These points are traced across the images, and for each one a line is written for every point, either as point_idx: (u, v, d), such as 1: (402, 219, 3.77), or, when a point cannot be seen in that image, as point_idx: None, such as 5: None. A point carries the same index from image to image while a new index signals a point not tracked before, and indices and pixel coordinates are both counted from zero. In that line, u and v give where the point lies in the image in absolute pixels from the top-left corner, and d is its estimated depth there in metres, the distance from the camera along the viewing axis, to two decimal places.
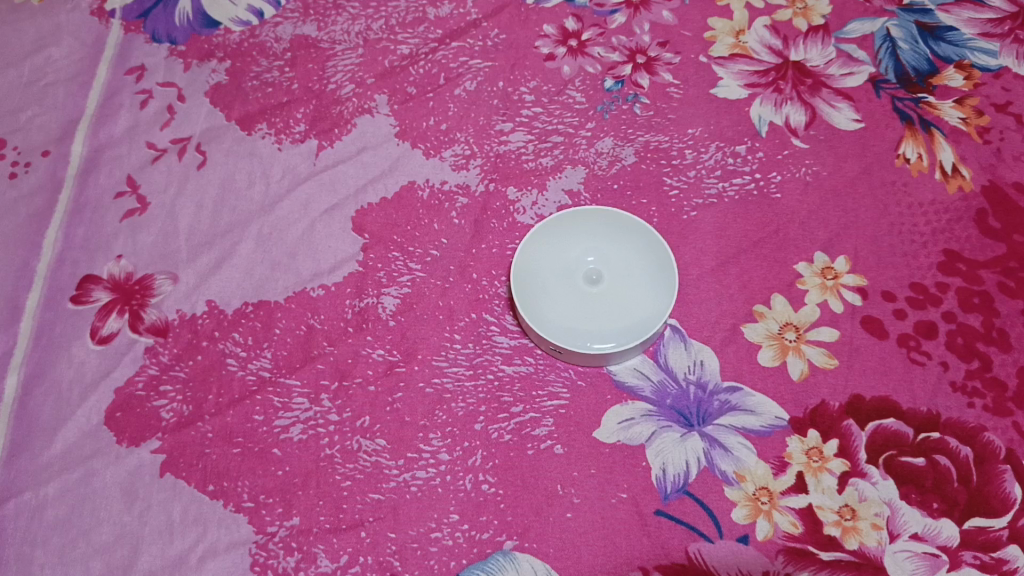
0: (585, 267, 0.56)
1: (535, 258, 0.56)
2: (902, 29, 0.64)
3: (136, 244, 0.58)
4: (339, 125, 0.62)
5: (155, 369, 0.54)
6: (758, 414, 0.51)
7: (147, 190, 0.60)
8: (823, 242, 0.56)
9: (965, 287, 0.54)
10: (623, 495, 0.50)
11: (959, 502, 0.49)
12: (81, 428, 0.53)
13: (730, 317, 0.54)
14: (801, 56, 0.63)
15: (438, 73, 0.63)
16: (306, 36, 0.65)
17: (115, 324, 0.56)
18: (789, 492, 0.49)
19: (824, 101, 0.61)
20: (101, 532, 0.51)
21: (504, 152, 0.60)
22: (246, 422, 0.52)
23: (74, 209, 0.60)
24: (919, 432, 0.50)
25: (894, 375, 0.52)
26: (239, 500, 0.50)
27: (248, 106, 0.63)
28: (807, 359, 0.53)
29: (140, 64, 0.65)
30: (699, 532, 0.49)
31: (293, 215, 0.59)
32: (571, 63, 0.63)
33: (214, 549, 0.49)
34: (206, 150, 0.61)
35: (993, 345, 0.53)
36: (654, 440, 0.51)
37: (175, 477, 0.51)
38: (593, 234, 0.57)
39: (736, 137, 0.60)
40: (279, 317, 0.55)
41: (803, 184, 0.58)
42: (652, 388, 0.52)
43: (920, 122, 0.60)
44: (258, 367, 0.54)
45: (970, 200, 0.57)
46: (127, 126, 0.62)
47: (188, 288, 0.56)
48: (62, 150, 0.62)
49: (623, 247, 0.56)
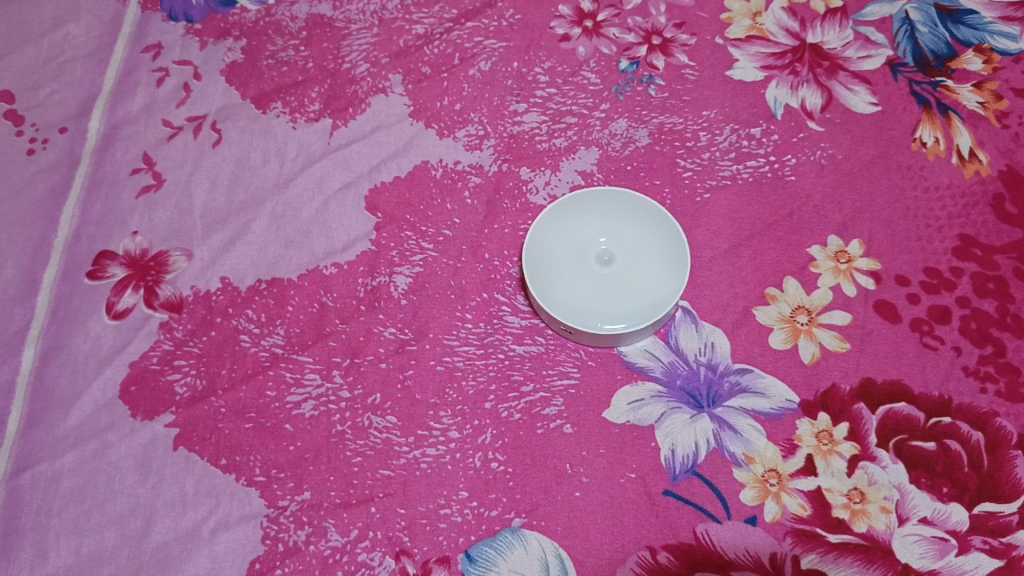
0: (596, 248, 0.57)
1: (547, 239, 0.56)
2: (922, 12, 0.63)
3: (151, 221, 0.59)
4: (354, 104, 0.62)
5: (169, 344, 0.55)
6: (769, 396, 0.51)
7: (162, 167, 0.61)
8: (837, 225, 0.56)
9: (980, 272, 0.54)
10: (632, 475, 0.50)
11: (969, 487, 0.49)
12: (97, 401, 0.54)
13: (742, 300, 0.54)
14: (819, 38, 0.62)
15: (453, 53, 0.63)
16: (321, 15, 0.65)
17: (130, 299, 0.56)
18: (798, 475, 0.49)
19: (841, 84, 0.60)
20: (115, 504, 0.51)
21: (518, 132, 0.60)
22: (258, 398, 0.53)
23: (90, 185, 0.60)
24: (931, 417, 0.50)
25: (906, 359, 0.52)
26: (251, 474, 0.51)
27: (263, 84, 0.63)
28: (819, 342, 0.52)
29: (157, 42, 0.65)
30: (707, 512, 0.49)
31: (308, 193, 0.59)
32: (587, 44, 0.63)
33: (225, 521, 0.50)
34: (222, 128, 0.61)
35: (1007, 331, 0.52)
36: (663, 421, 0.51)
37: (189, 450, 0.52)
38: (605, 215, 0.57)
39: (751, 119, 0.59)
40: (292, 294, 0.55)
41: (818, 166, 0.58)
42: (662, 369, 0.52)
43: (937, 105, 0.60)
44: (271, 343, 0.54)
45: (987, 184, 0.57)
46: (144, 103, 0.63)
47: (203, 264, 0.57)
48: (79, 126, 0.62)
49: (635, 228, 0.56)
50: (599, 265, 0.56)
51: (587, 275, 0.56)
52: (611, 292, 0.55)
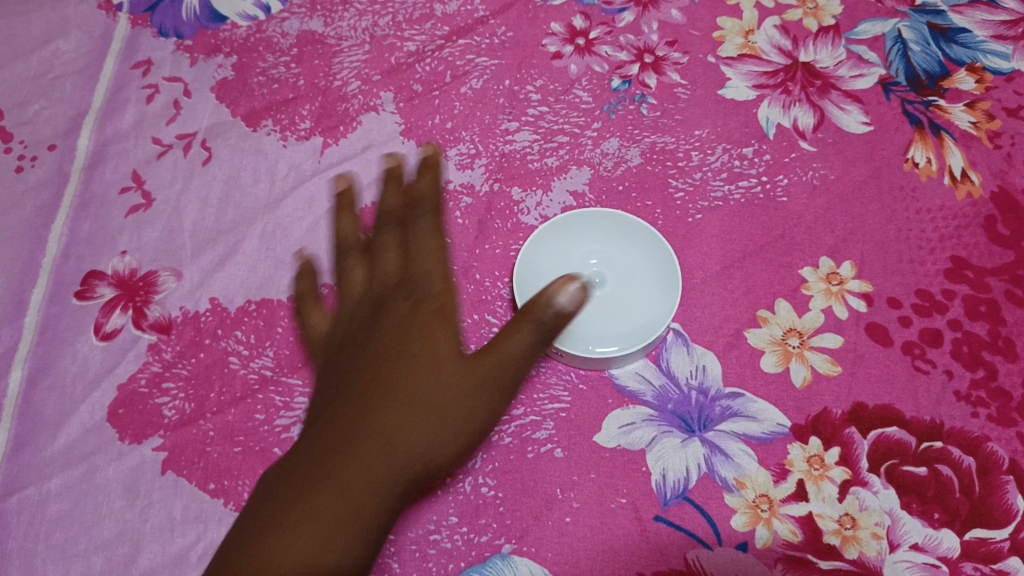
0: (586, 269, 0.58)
1: (540, 258, 0.57)
2: (914, 31, 0.63)
3: (140, 240, 0.58)
4: (345, 122, 0.61)
5: (158, 366, 0.54)
6: (760, 421, 0.51)
7: (152, 186, 0.60)
8: (829, 246, 0.56)
9: (972, 295, 0.54)
10: (623, 500, 0.49)
11: (961, 513, 0.49)
12: (84, 424, 0.53)
13: (733, 322, 0.54)
14: (811, 57, 0.62)
15: (445, 71, 0.63)
16: (312, 32, 0.65)
17: (119, 320, 0.56)
18: (789, 500, 0.49)
19: (833, 104, 0.60)
20: (103, 528, 0.51)
21: (509, 151, 0.60)
22: (247, 421, 0.52)
23: (79, 204, 0.60)
24: (922, 442, 0.50)
25: (898, 383, 0.52)
26: (240, 498, 0.51)
27: (254, 102, 0.62)
28: (810, 365, 0.52)
29: (147, 58, 0.65)
30: (697, 538, 0.49)
31: (299, 213, 0.59)
32: (579, 62, 0.63)
33: (214, 547, 0.49)
34: (212, 146, 0.61)
35: (999, 354, 0.52)
36: (654, 446, 0.51)
37: (177, 475, 0.51)
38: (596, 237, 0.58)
39: (743, 139, 0.59)
40: (282, 316, 0.55)
41: (810, 187, 0.58)
42: (653, 393, 0.52)
43: (930, 125, 0.60)
44: (260, 366, 0.54)
45: (979, 206, 0.57)
46: (133, 120, 0.62)
47: (192, 284, 0.56)
48: (68, 143, 0.62)
49: (623, 252, 0.58)
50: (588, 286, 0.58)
51: (575, 295, 0.58)
52: (600, 313, 0.57)
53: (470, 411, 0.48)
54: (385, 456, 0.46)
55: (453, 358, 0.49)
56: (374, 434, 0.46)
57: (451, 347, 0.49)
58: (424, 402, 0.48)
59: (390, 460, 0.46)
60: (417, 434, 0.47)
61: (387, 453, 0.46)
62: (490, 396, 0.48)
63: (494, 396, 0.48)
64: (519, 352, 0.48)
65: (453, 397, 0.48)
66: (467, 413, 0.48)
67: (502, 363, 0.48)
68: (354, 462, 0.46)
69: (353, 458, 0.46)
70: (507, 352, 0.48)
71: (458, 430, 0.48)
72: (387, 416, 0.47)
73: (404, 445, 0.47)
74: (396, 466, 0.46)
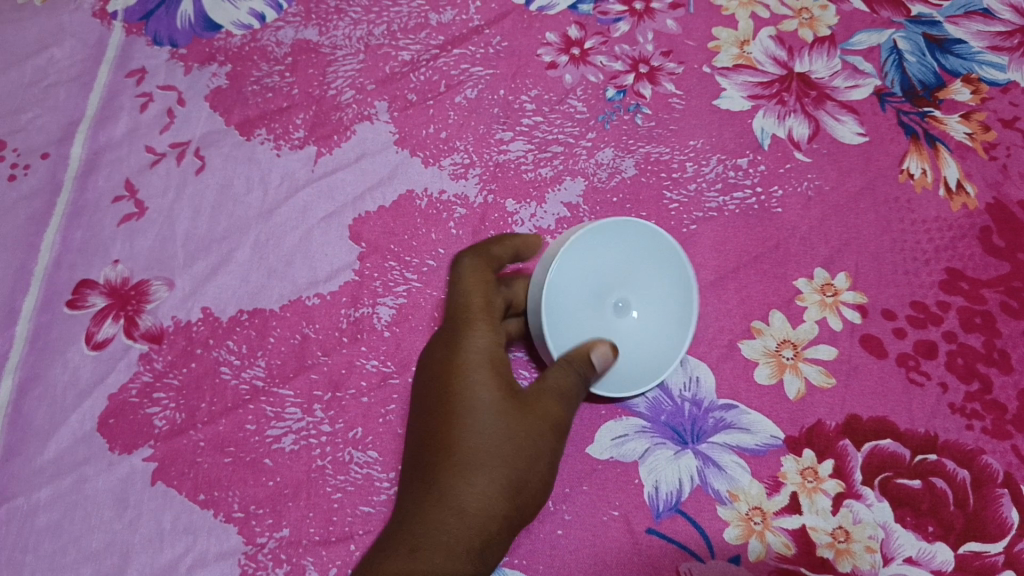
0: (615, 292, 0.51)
1: (563, 277, 0.49)
2: (910, 41, 0.63)
3: (133, 249, 0.58)
4: (339, 132, 0.61)
5: (149, 376, 0.54)
6: (753, 432, 0.51)
7: (145, 194, 0.60)
8: (823, 258, 0.55)
9: (967, 307, 0.54)
10: (615, 513, 0.49)
11: (955, 526, 0.48)
12: (74, 433, 0.53)
13: (728, 333, 0.54)
14: (806, 67, 0.62)
15: (439, 80, 0.63)
16: (307, 41, 0.65)
17: (110, 329, 0.55)
18: (783, 513, 0.49)
19: (828, 114, 0.60)
20: (91, 540, 0.50)
21: (503, 161, 0.59)
22: (237, 431, 0.52)
23: (72, 212, 0.60)
24: (916, 454, 0.50)
25: (892, 395, 0.51)
26: (229, 509, 0.50)
27: (248, 111, 0.62)
28: (804, 377, 0.52)
29: (141, 66, 0.65)
30: (690, 551, 0.48)
31: (291, 222, 0.59)
32: (573, 72, 0.63)
33: (203, 559, 0.49)
34: (205, 155, 0.61)
35: (994, 367, 0.52)
36: (648, 457, 0.50)
37: (167, 485, 0.51)
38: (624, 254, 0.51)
39: (738, 149, 0.59)
40: (274, 325, 0.55)
41: (805, 199, 0.57)
42: (646, 404, 0.52)
43: (925, 136, 0.59)
44: (251, 375, 0.53)
45: (975, 217, 0.57)
46: (127, 129, 0.62)
47: (183, 294, 0.56)
48: (62, 152, 0.62)
49: (653, 275, 0.51)
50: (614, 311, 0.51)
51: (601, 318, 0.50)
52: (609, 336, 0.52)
53: (535, 462, 0.44)
54: (469, 516, 0.41)
55: (490, 404, 0.43)
56: (447, 503, 0.42)
57: (493, 389, 0.44)
58: (486, 459, 0.42)
59: (490, 521, 0.42)
60: (496, 490, 0.42)
61: (467, 522, 0.41)
62: (552, 428, 0.45)
63: (546, 447, 0.44)
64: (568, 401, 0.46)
65: (505, 448, 0.43)
66: (534, 462, 0.44)
67: (548, 399, 0.45)
68: (443, 538, 0.41)
69: (429, 545, 0.41)
70: (552, 397, 0.45)
71: (527, 465, 0.43)
72: (460, 486, 0.42)
73: (483, 503, 0.42)
74: (500, 512, 0.42)
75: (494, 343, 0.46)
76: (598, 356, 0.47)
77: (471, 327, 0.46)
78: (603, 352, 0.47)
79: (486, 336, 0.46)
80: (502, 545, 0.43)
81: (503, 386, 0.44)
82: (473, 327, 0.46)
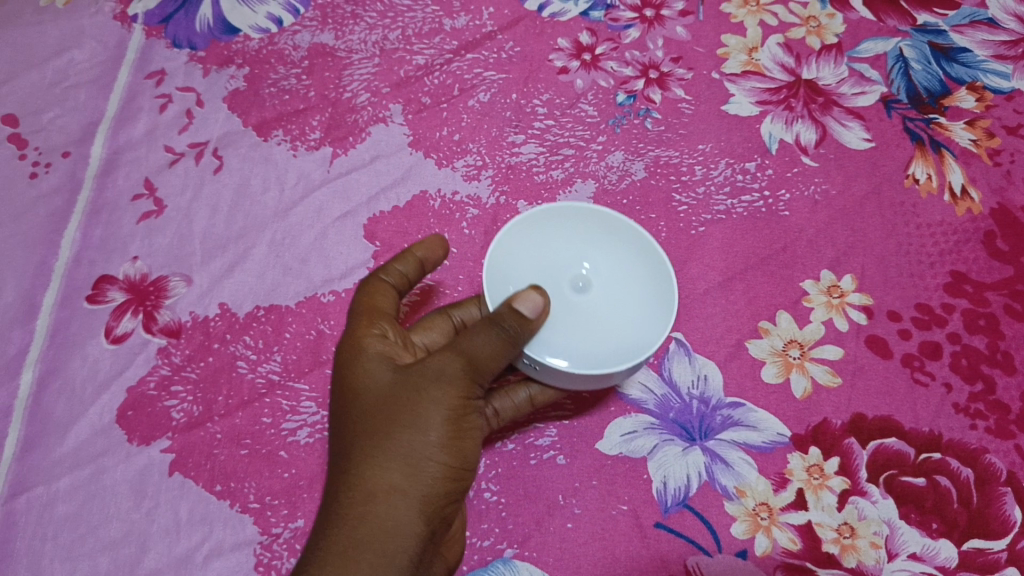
0: (573, 273, 0.53)
1: (516, 259, 0.52)
2: (916, 50, 0.64)
3: (151, 246, 0.59)
4: (354, 133, 0.62)
5: (167, 369, 0.55)
6: (760, 430, 0.52)
7: (164, 193, 0.61)
8: (829, 260, 0.56)
9: (971, 309, 0.55)
10: (624, 507, 0.50)
11: (959, 523, 0.49)
12: (93, 425, 0.53)
13: (735, 333, 0.54)
14: (813, 74, 0.63)
15: (453, 84, 0.64)
16: (323, 45, 0.66)
17: (129, 323, 0.57)
18: (789, 509, 0.50)
19: (835, 120, 0.61)
20: (109, 529, 0.51)
21: (515, 163, 0.61)
22: (254, 424, 0.53)
23: (92, 210, 0.61)
24: (921, 453, 0.51)
25: (897, 395, 0.52)
26: (246, 500, 0.51)
27: (265, 112, 0.64)
28: (810, 376, 0.53)
29: (160, 68, 0.66)
30: (698, 545, 0.49)
31: (307, 221, 0.60)
32: (585, 77, 0.64)
33: (219, 548, 0.50)
34: (223, 155, 0.62)
35: (998, 368, 0.53)
36: (656, 453, 0.51)
37: (184, 477, 0.52)
38: (579, 237, 0.54)
39: (746, 153, 0.60)
40: (289, 321, 0.56)
41: (812, 202, 0.58)
42: (655, 401, 0.53)
43: (930, 142, 0.60)
44: (267, 370, 0.55)
45: (979, 222, 0.57)
46: (146, 129, 0.63)
47: (201, 290, 0.57)
48: (82, 151, 0.63)
49: (613, 255, 0.54)
50: (574, 291, 0.53)
51: (568, 300, 0.52)
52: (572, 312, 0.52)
53: (428, 427, 0.43)
54: (365, 502, 0.42)
55: (371, 398, 0.44)
56: (342, 497, 0.42)
57: (377, 382, 0.45)
58: (370, 446, 0.43)
59: (385, 499, 0.42)
60: (387, 468, 0.42)
61: (364, 509, 0.42)
62: (438, 386, 0.43)
63: (437, 411, 0.43)
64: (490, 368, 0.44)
65: (383, 429, 0.43)
66: (424, 428, 0.43)
67: (430, 362, 0.44)
68: (339, 533, 0.41)
69: (328, 541, 0.41)
70: (441, 357, 0.44)
71: (439, 449, 0.43)
72: (349, 478, 0.42)
73: (376, 482, 0.42)
74: (394, 486, 0.42)
75: (386, 343, 0.47)
76: (522, 303, 0.43)
77: (357, 334, 0.47)
78: (526, 302, 0.43)
79: (372, 338, 0.47)
80: (411, 514, 0.42)
81: (389, 375, 0.45)
82: (359, 329, 0.47)
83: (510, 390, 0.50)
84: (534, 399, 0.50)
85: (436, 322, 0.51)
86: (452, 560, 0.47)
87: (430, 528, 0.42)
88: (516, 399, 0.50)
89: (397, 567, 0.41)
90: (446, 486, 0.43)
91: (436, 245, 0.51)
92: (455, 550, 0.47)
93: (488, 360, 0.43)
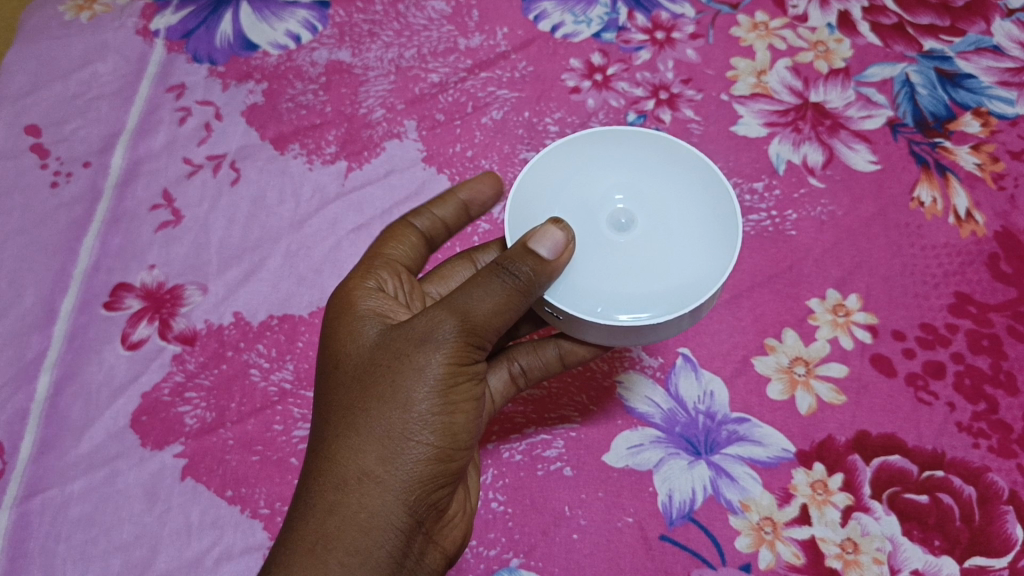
0: (612, 206, 0.48)
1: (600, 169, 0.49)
2: (922, 75, 0.65)
3: (168, 255, 0.60)
4: (369, 148, 0.64)
5: (181, 376, 0.56)
6: (765, 445, 0.52)
7: (182, 203, 0.62)
8: (835, 279, 0.57)
9: (975, 330, 0.55)
10: (629, 519, 0.51)
11: (960, 540, 0.50)
12: (108, 429, 0.54)
13: (741, 349, 0.55)
14: (821, 97, 0.64)
15: (467, 102, 0.65)
16: (341, 61, 0.68)
17: (145, 331, 0.58)
18: (793, 524, 0.50)
19: (842, 143, 0.62)
20: (122, 531, 0.52)
21: None
22: (265, 431, 0.54)
23: (111, 219, 0.62)
24: (924, 470, 0.51)
25: (901, 413, 0.53)
26: (256, 506, 0.52)
27: (282, 127, 0.65)
28: (815, 394, 0.54)
29: (180, 82, 0.67)
30: (702, 558, 0.50)
31: (321, 233, 0.61)
32: (596, 97, 0.65)
33: (228, 552, 0.51)
34: (240, 167, 0.63)
35: (1001, 388, 0.53)
36: (662, 467, 0.52)
37: (196, 481, 0.53)
38: (628, 166, 0.49)
39: (754, 174, 0.61)
40: (303, 330, 0.57)
41: (818, 222, 0.59)
42: (662, 415, 0.54)
43: (936, 166, 0.61)
44: (280, 378, 0.55)
45: (983, 244, 0.58)
46: (166, 141, 0.65)
47: (217, 298, 0.58)
48: (102, 161, 0.64)
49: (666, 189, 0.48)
50: (613, 230, 0.47)
51: (617, 227, 0.47)
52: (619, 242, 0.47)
53: (409, 403, 0.40)
54: (336, 490, 0.40)
55: (352, 363, 0.42)
56: (313, 482, 0.40)
57: (360, 345, 0.43)
58: (343, 424, 0.41)
59: (357, 487, 0.40)
60: (361, 450, 0.40)
61: (336, 497, 0.40)
62: (423, 353, 0.41)
63: (421, 384, 0.40)
64: (490, 326, 0.41)
65: (358, 404, 0.41)
66: (405, 405, 0.40)
67: (418, 323, 0.41)
68: (307, 524, 0.40)
69: (296, 534, 0.40)
70: (432, 317, 0.41)
71: (422, 426, 0.40)
72: (322, 461, 0.41)
73: (351, 467, 0.40)
74: (367, 472, 0.40)
75: (380, 298, 0.45)
76: (540, 244, 0.40)
77: (351, 288, 0.46)
78: (544, 240, 0.40)
79: (365, 295, 0.45)
80: (386, 503, 0.40)
81: (375, 336, 0.43)
82: (353, 285, 0.46)
83: (539, 347, 0.50)
84: (563, 358, 0.50)
85: (460, 270, 0.53)
86: (451, 549, 0.45)
87: (410, 515, 0.41)
88: (544, 356, 0.50)
89: (371, 560, 0.40)
90: (429, 469, 0.41)
91: (487, 183, 0.51)
92: (455, 536, 0.45)
93: (485, 317, 0.40)
